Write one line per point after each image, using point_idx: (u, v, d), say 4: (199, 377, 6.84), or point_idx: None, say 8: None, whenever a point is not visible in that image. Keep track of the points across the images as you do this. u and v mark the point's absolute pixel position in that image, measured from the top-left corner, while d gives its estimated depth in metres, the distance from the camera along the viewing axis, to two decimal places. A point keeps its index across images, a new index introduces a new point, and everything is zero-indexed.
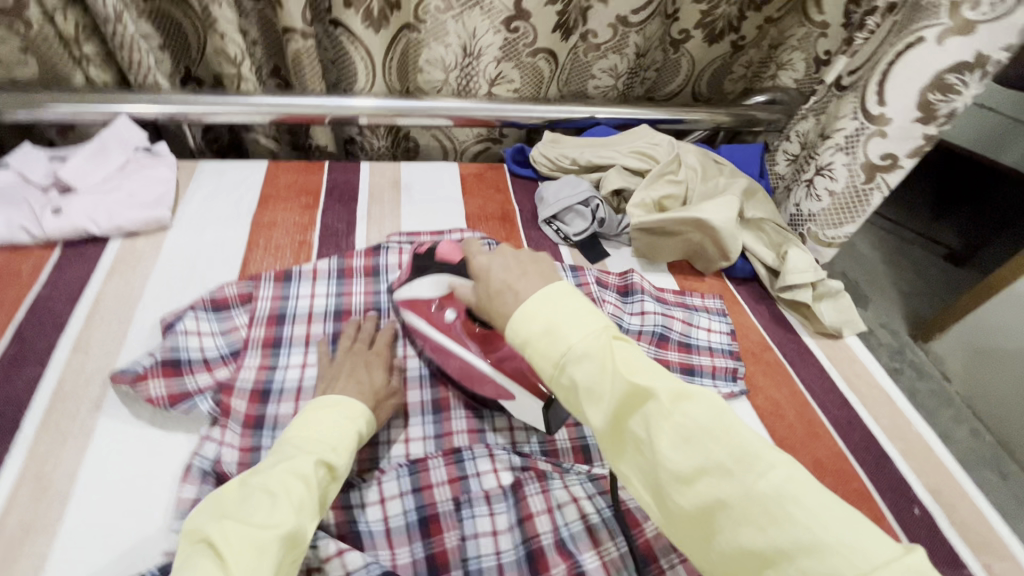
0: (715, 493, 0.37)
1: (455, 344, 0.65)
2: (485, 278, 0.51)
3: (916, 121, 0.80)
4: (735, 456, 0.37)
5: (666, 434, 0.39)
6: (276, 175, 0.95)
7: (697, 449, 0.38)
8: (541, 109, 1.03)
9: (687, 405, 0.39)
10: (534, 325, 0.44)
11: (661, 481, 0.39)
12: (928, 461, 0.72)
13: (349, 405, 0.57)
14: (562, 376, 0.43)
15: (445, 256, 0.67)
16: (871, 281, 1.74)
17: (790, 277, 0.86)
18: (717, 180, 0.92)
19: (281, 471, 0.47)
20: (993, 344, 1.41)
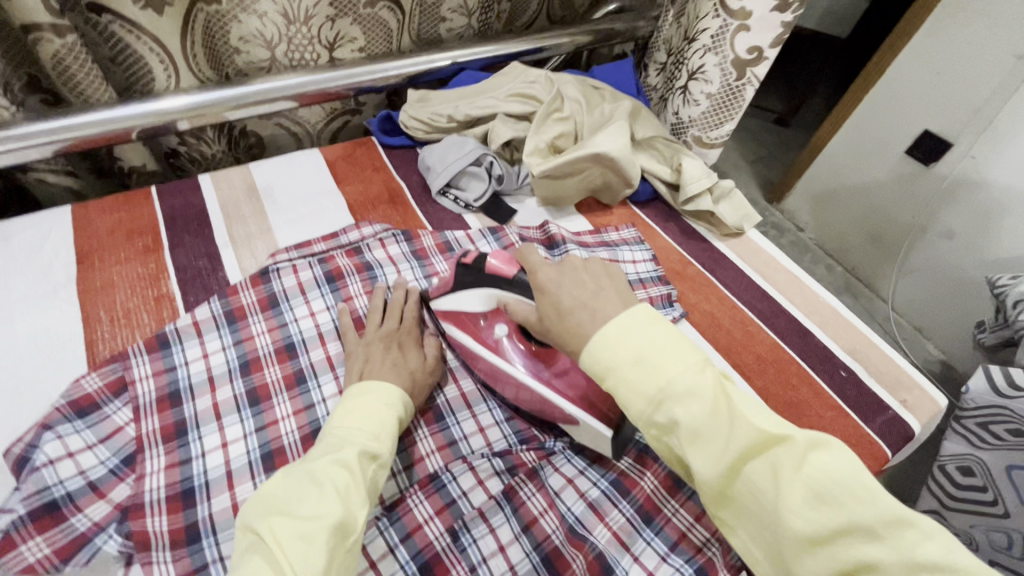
0: (860, 557, 0.36)
1: (505, 363, 0.60)
2: (548, 293, 0.50)
3: (773, 10, 0.82)
4: (882, 521, 0.36)
5: (794, 489, 0.38)
6: (90, 219, 0.74)
7: (834, 509, 0.36)
8: (398, 65, 0.90)
9: (821, 457, 0.38)
10: (622, 348, 0.44)
11: (782, 539, 0.38)
12: (840, 325, 0.81)
13: (385, 386, 0.54)
14: (658, 413, 0.42)
15: (496, 269, 0.57)
16: (726, 160, 1.89)
17: (690, 188, 0.88)
18: (603, 108, 0.89)
19: (324, 459, 0.44)
20: (832, 189, 1.58)
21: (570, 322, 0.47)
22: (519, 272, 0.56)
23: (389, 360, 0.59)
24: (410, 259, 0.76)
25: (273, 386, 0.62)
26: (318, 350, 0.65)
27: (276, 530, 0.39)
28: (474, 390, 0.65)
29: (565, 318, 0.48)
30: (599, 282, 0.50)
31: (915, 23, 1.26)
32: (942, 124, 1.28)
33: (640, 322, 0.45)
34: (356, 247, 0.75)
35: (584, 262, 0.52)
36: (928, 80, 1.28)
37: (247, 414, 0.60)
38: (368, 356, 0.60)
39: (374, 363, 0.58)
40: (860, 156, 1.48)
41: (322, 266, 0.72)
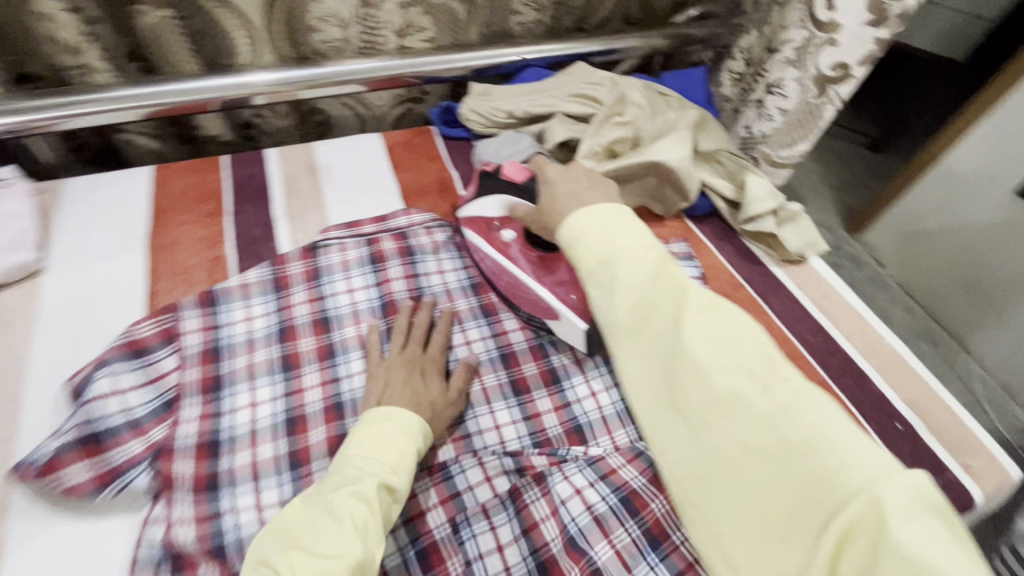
0: (728, 388, 0.40)
1: (509, 264, 0.69)
2: (550, 184, 0.57)
3: (868, 24, 0.75)
4: (755, 360, 0.41)
5: (694, 332, 0.42)
6: (166, 180, 0.80)
7: (725, 349, 0.41)
8: (464, 57, 0.92)
9: (714, 316, 0.43)
10: (590, 221, 0.49)
11: (677, 369, 0.42)
12: (902, 372, 0.73)
13: (406, 416, 0.54)
14: (602, 270, 0.47)
15: (508, 175, 0.70)
16: (806, 183, 1.77)
17: (751, 208, 0.83)
18: (666, 115, 0.86)
19: (343, 492, 0.46)
20: (927, 227, 1.43)
21: (560, 206, 0.53)
22: (529, 180, 0.69)
23: (410, 387, 0.58)
24: (451, 250, 0.77)
25: (305, 355, 0.64)
26: (351, 327, 0.67)
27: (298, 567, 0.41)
28: (496, 385, 0.64)
29: (554, 203, 0.55)
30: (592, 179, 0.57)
31: None
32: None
33: (616, 209, 0.49)
34: (401, 231, 0.77)
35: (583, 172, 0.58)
36: None
37: (277, 379, 0.62)
38: (388, 379, 0.59)
39: (394, 389, 0.57)
40: (959, 193, 1.34)
41: (368, 247, 0.74)
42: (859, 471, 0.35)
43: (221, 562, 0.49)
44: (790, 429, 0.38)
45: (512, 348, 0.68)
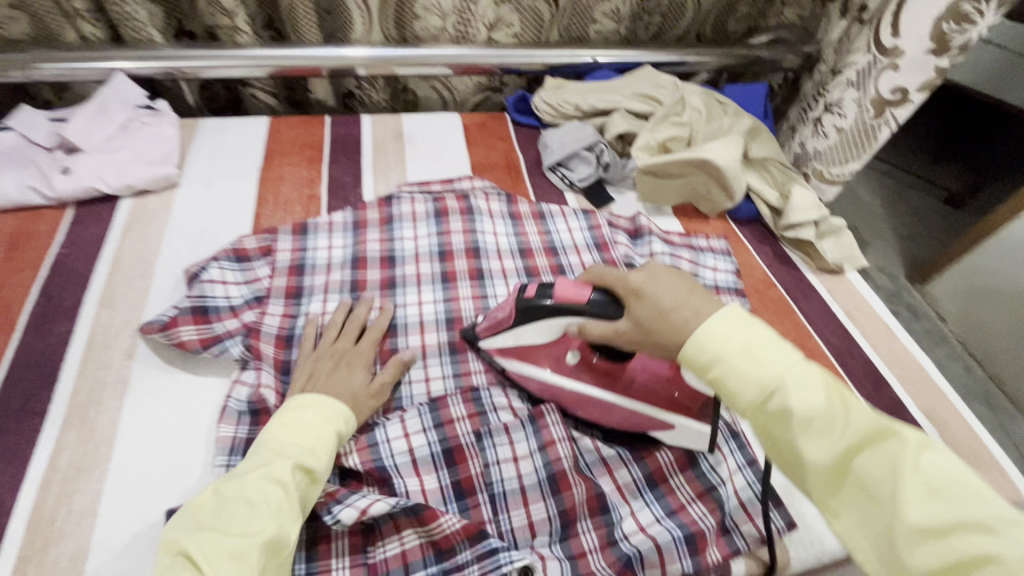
0: (975, 548, 0.37)
1: (580, 387, 0.63)
2: (647, 299, 0.51)
3: (930, 52, 0.79)
4: (995, 518, 0.38)
5: (910, 483, 0.40)
6: (278, 129, 0.94)
7: (947, 502, 0.39)
8: (542, 53, 1.02)
9: (927, 456, 0.41)
10: (734, 339, 0.46)
11: (895, 527, 0.40)
12: (924, 385, 0.76)
13: (326, 402, 0.55)
14: (771, 402, 0.44)
15: (565, 296, 0.56)
16: (870, 227, 1.76)
17: (794, 215, 0.87)
18: (721, 121, 0.93)
19: (253, 475, 0.47)
20: (992, 285, 1.43)
21: (678, 323, 0.48)
22: (592, 296, 0.56)
23: (336, 376, 0.59)
24: (506, 217, 0.85)
25: (371, 282, 0.75)
26: (412, 266, 0.77)
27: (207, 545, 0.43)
28: None
29: (667, 319, 0.49)
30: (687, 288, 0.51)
31: None
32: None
33: (755, 327, 0.47)
34: (465, 194, 0.87)
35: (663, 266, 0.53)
36: None
37: (346, 296, 0.73)
38: (315, 369, 0.60)
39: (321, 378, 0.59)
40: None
41: (434, 203, 0.84)
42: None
43: None
44: None
45: None
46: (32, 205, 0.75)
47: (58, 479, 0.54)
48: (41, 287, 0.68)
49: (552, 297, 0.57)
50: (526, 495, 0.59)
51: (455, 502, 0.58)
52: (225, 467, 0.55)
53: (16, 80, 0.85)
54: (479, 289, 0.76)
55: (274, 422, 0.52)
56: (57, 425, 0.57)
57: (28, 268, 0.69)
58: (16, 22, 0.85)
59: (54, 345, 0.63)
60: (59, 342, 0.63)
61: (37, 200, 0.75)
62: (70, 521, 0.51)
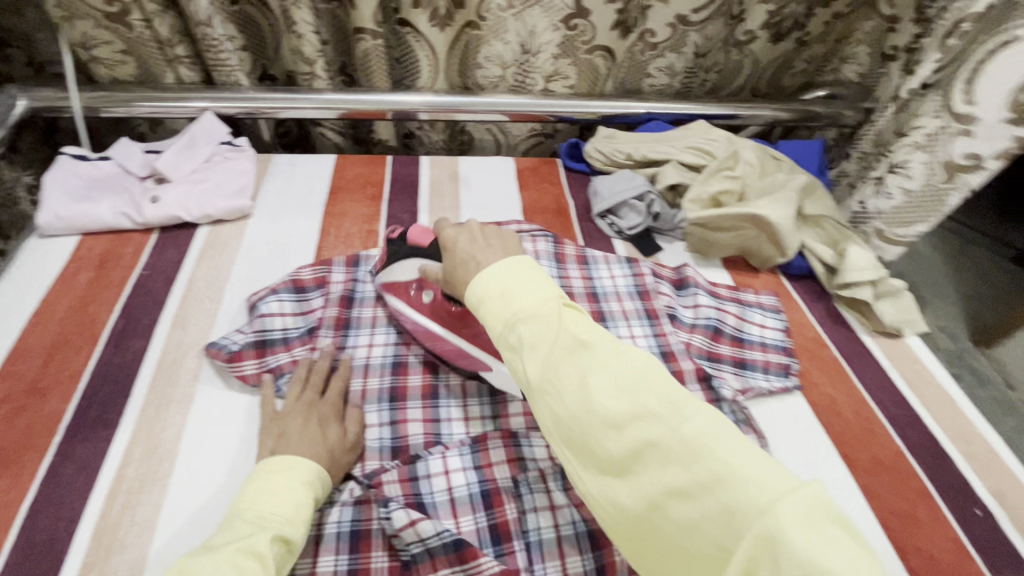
0: (646, 436, 0.40)
1: (430, 326, 0.68)
2: (452, 253, 0.58)
3: (1005, 121, 0.77)
4: (664, 403, 0.41)
5: (598, 382, 0.43)
6: (343, 168, 1.00)
7: (632, 396, 0.42)
8: (597, 104, 1.06)
9: (633, 364, 0.44)
10: (490, 283, 0.51)
11: (588, 423, 0.42)
12: (992, 464, 0.71)
13: (300, 463, 0.55)
14: (510, 333, 0.48)
15: (416, 239, 0.67)
16: (930, 285, 1.72)
17: (850, 275, 0.85)
18: (775, 176, 0.92)
19: (230, 548, 0.46)
20: None
21: (464, 275, 0.55)
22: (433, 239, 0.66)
23: (307, 430, 0.59)
24: (551, 259, 0.87)
25: None
26: None
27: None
28: None
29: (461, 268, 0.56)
30: (491, 241, 0.57)
31: None
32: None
33: (506, 269, 0.51)
34: None
35: (482, 227, 0.60)
36: None
37: (391, 332, 0.75)
38: (284, 429, 0.60)
39: (292, 440, 0.58)
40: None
41: None
42: (754, 497, 0.35)
43: None
44: (702, 466, 0.38)
45: None
46: (121, 229, 0.82)
47: (122, 489, 0.57)
48: (123, 305, 0.73)
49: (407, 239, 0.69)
50: (562, 547, 0.58)
51: (491, 546, 0.58)
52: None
53: (119, 116, 0.95)
54: None
55: (250, 490, 0.52)
56: (126, 438, 0.60)
57: (113, 286, 0.75)
58: (126, 65, 0.95)
59: (130, 360, 0.67)
60: (134, 357, 0.68)
61: (126, 224, 0.82)
62: (133, 531, 0.54)
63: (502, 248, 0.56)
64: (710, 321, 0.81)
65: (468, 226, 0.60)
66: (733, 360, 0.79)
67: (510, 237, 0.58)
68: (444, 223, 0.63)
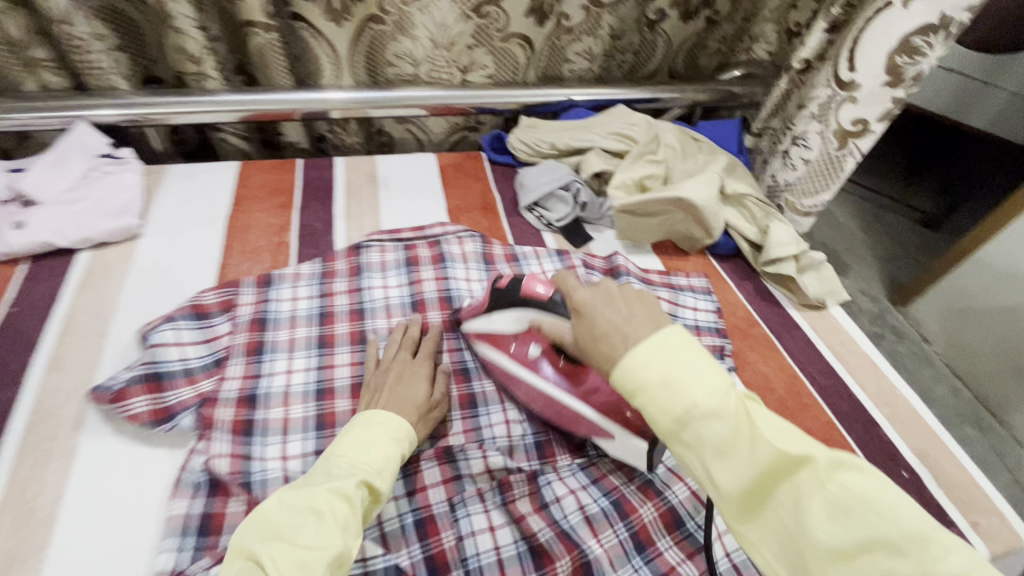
0: (892, 572, 0.36)
1: (537, 380, 0.64)
2: (588, 316, 0.51)
3: (885, 85, 0.81)
4: (907, 535, 0.36)
5: (821, 504, 0.38)
6: (249, 175, 0.92)
7: (860, 524, 0.37)
8: (516, 93, 1.03)
9: (848, 475, 0.39)
10: (649, 369, 0.43)
11: (804, 549, 0.39)
12: (914, 424, 0.74)
13: (393, 420, 0.56)
14: (684, 431, 0.42)
15: (530, 292, 0.61)
16: (850, 250, 1.84)
17: (773, 251, 0.86)
18: (697, 157, 0.93)
19: (324, 487, 0.46)
20: (970, 305, 1.53)
21: (608, 349, 0.48)
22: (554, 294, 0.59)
23: (397, 391, 0.60)
24: (479, 261, 0.83)
25: (339, 337, 0.71)
26: (383, 319, 0.74)
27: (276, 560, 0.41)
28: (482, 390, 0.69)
29: (596, 336, 0.49)
30: (628, 302, 0.50)
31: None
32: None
33: (658, 344, 0.44)
34: (437, 240, 0.85)
35: (618, 287, 0.53)
36: None
37: (313, 354, 0.69)
38: (381, 386, 0.61)
39: (385, 395, 0.59)
40: (1006, 285, 1.46)
41: (405, 252, 0.82)
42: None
43: (247, 496, 0.56)
44: None
45: None
46: None
47: None
48: None
49: (520, 289, 0.62)
50: (504, 570, 0.54)
51: None
52: (176, 551, 0.50)
53: None
54: (441, 271, 0.80)
55: (343, 437, 0.52)
56: None
57: None
58: None
59: None
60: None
61: None
62: None
63: (648, 316, 0.48)
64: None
65: (601, 286, 0.53)
66: None
67: (654, 299, 0.51)
68: (568, 280, 0.55)
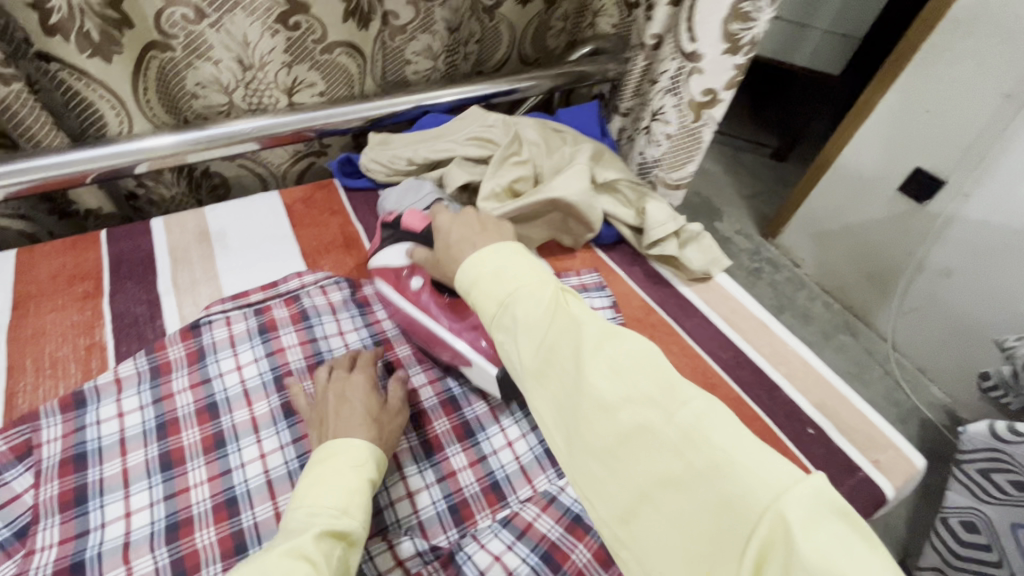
0: (640, 419, 0.40)
1: (421, 313, 0.66)
2: (444, 232, 0.58)
3: (723, 53, 0.81)
4: (660, 390, 0.40)
5: (595, 362, 0.42)
6: (32, 264, 0.72)
7: (627, 381, 0.41)
8: (358, 108, 0.91)
9: (619, 342, 0.43)
10: (485, 264, 0.50)
11: (580, 407, 0.42)
12: (809, 376, 0.77)
13: (354, 447, 0.51)
14: (504, 314, 0.48)
15: (409, 224, 0.67)
16: (720, 196, 2.08)
17: (653, 233, 0.85)
18: (563, 150, 0.87)
19: (277, 552, 0.40)
20: (830, 229, 1.77)
21: (458, 254, 0.55)
22: (428, 226, 0.65)
23: (350, 414, 0.55)
24: (351, 308, 0.73)
25: (189, 449, 0.58)
26: (243, 411, 0.62)
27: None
28: (407, 449, 0.61)
29: (450, 247, 0.57)
30: (481, 225, 0.58)
31: (871, 103, 1.52)
32: (934, 164, 1.45)
33: (499, 251, 0.51)
34: (294, 295, 0.72)
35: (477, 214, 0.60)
36: (912, 123, 1.46)
37: (157, 481, 0.56)
38: (331, 414, 0.56)
39: (337, 423, 0.55)
40: (859, 199, 1.66)
41: (257, 317, 0.70)
42: (751, 483, 0.35)
43: None
44: (695, 456, 0.37)
45: (422, 404, 0.65)
46: None
47: None
48: None
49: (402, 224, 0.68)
50: None
51: None
52: None
53: None
54: (305, 332, 0.69)
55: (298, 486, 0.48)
56: None
57: None
58: None
59: None
60: None
61: None
62: None
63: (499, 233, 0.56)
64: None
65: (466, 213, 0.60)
66: None
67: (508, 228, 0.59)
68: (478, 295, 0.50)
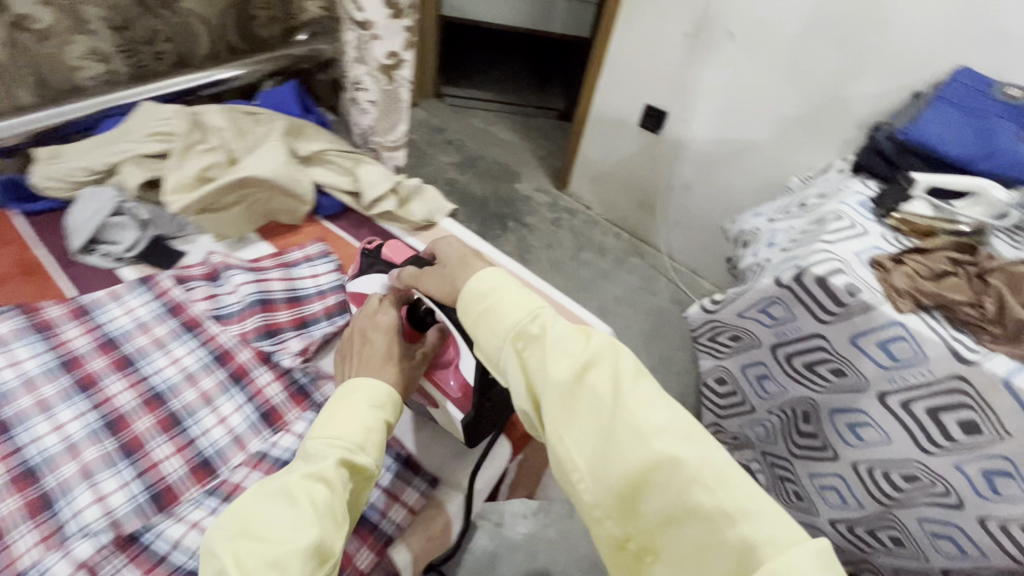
0: (669, 451, 0.40)
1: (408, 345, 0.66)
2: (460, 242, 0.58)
3: (391, 17, 0.87)
4: (695, 430, 0.41)
5: (630, 395, 0.42)
6: None
7: (668, 411, 0.42)
8: (14, 121, 0.82)
9: (647, 381, 0.44)
10: (502, 278, 0.50)
11: (617, 430, 0.41)
12: None
13: (374, 386, 0.53)
14: (533, 324, 0.47)
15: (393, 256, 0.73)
16: (517, 159, 2.24)
17: (369, 192, 0.90)
18: (255, 132, 0.89)
19: (298, 475, 0.45)
20: (602, 168, 1.99)
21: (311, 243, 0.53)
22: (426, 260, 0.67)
23: (371, 362, 0.56)
24: (25, 335, 0.66)
25: None
26: None
27: (245, 555, 0.41)
28: (98, 456, 0.58)
29: (466, 260, 0.55)
30: None
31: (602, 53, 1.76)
32: (657, 98, 1.72)
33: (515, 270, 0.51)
34: None
35: None
36: (629, 66, 1.73)
37: None
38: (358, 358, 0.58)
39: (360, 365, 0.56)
40: (615, 139, 1.90)
41: None
42: (774, 532, 0.36)
43: None
44: (724, 496, 0.38)
45: (119, 410, 0.62)
46: None
47: None
48: None
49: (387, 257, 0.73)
50: None
51: None
52: None
53: None
54: None
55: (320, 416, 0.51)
56: None
57: None
58: None
59: None
60: None
61: None
62: None
63: None
64: (252, 296, 0.74)
65: None
66: (294, 322, 0.74)
67: None
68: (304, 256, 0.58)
